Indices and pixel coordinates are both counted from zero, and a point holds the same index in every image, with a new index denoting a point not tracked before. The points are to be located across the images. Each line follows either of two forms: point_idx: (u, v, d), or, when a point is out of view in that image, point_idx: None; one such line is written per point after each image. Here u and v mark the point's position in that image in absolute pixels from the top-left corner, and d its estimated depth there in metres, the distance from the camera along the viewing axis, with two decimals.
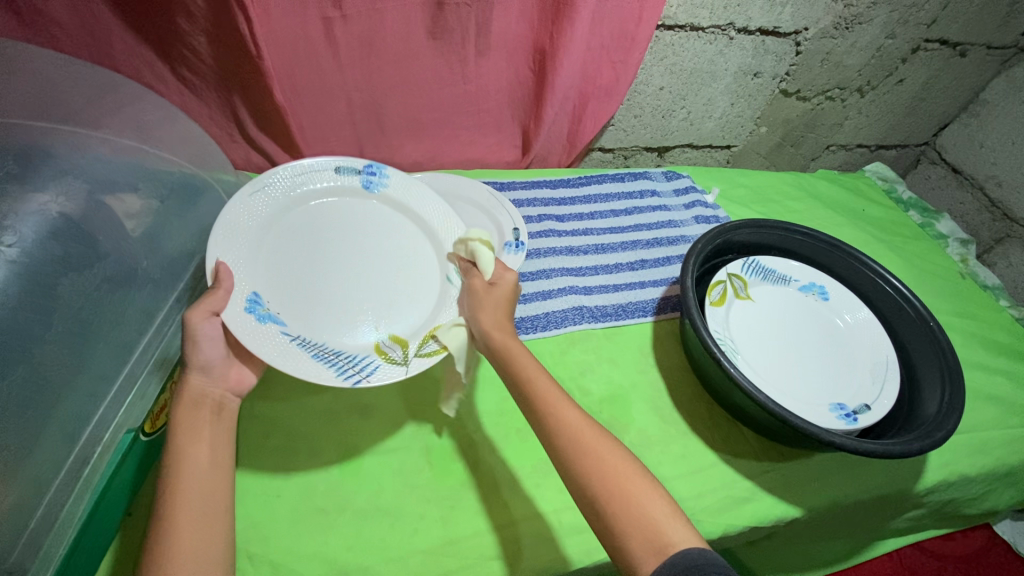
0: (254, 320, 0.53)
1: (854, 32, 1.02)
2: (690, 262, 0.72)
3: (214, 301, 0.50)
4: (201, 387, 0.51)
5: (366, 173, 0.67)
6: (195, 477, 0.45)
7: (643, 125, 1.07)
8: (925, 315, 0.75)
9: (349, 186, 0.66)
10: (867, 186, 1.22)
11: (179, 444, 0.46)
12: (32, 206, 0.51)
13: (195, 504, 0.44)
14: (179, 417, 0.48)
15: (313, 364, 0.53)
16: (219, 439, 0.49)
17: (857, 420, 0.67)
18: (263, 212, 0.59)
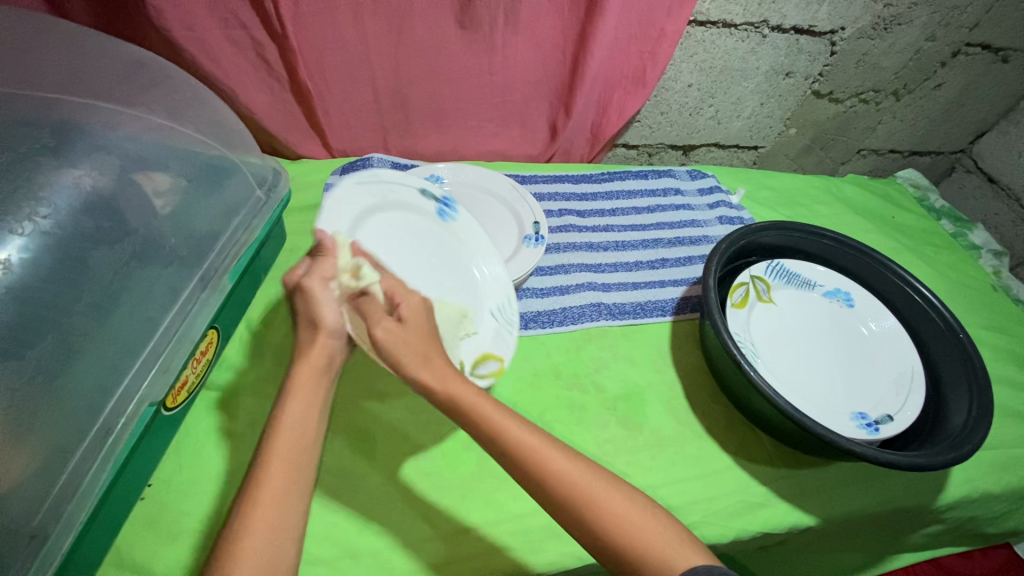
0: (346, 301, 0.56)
1: (892, 33, 0.99)
2: (713, 262, 0.71)
3: (326, 267, 0.54)
4: (328, 349, 0.53)
5: (442, 203, 0.72)
6: (292, 449, 0.47)
7: (669, 122, 1.05)
8: (955, 326, 0.72)
9: (425, 206, 0.70)
10: (898, 193, 1.19)
11: (292, 409, 0.49)
12: (65, 179, 0.51)
13: (284, 474, 0.45)
14: (300, 379, 0.51)
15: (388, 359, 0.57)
16: (324, 412, 0.50)
17: (880, 430, 0.66)
18: (357, 203, 0.63)
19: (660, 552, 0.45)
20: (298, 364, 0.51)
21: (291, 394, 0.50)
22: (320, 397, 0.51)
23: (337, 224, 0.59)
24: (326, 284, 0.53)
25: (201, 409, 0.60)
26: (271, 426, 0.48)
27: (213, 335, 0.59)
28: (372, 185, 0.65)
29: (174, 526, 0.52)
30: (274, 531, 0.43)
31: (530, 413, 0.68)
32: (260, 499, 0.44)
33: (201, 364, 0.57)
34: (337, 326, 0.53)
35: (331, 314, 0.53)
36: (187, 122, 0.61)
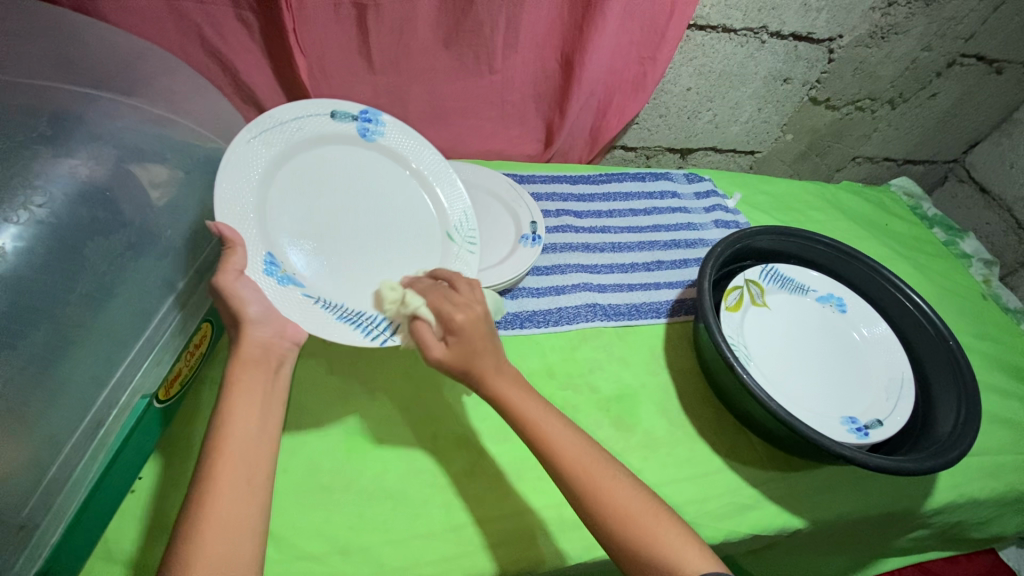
0: (274, 283, 0.57)
1: (889, 42, 1.00)
2: (708, 265, 0.72)
3: (237, 259, 0.53)
4: (262, 342, 0.54)
5: (363, 121, 0.68)
6: (239, 444, 0.47)
7: (667, 125, 1.06)
8: (945, 334, 0.73)
9: (345, 133, 0.67)
10: (891, 201, 1.20)
11: (234, 406, 0.49)
12: (61, 168, 0.51)
13: (235, 468, 0.46)
14: (237, 375, 0.51)
15: (340, 326, 0.59)
16: (266, 406, 0.51)
17: (869, 435, 0.66)
18: (261, 160, 0.59)
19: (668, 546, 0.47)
20: (235, 362, 0.52)
21: (234, 387, 0.51)
22: (265, 390, 0.52)
23: (239, 202, 0.57)
24: (240, 276, 0.53)
25: (194, 401, 0.60)
26: (217, 421, 0.48)
27: (207, 329, 0.58)
28: (271, 133, 0.60)
29: (164, 519, 0.51)
30: (227, 528, 0.43)
31: None
32: (214, 494, 0.44)
33: (193, 357, 0.56)
34: (260, 318, 0.54)
35: (256, 307, 0.54)
36: (184, 113, 0.60)
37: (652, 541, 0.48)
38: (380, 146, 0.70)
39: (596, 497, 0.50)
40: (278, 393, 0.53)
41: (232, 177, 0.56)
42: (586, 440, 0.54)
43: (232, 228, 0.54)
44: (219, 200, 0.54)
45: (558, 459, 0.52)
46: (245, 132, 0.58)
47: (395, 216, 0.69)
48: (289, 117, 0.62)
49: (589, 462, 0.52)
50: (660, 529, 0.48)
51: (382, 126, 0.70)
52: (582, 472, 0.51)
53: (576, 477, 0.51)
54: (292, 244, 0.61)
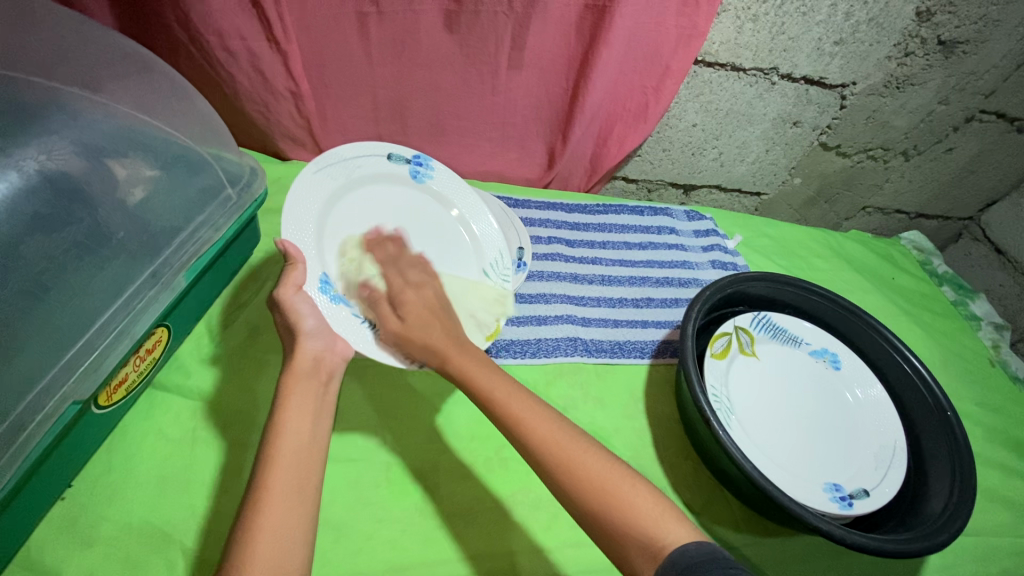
0: (327, 300, 0.58)
1: (905, 92, 0.97)
2: (693, 310, 0.68)
3: (296, 276, 0.55)
4: (316, 354, 0.55)
5: (415, 163, 0.72)
6: (292, 449, 0.48)
7: (670, 160, 1.04)
8: (943, 403, 0.69)
9: (403, 174, 0.70)
10: (900, 254, 1.16)
11: (286, 415, 0.49)
12: (9, 164, 0.50)
13: (289, 475, 0.46)
14: (291, 384, 0.52)
15: (387, 347, 0.59)
16: (320, 413, 0.51)
17: (853, 506, 0.62)
18: (322, 191, 0.62)
19: (645, 521, 0.45)
20: (287, 373, 0.53)
21: (290, 394, 0.51)
22: (318, 398, 0.52)
23: (300, 226, 0.59)
24: (297, 291, 0.55)
25: (144, 409, 0.59)
26: (269, 430, 0.49)
27: (163, 332, 0.58)
28: (334, 168, 0.63)
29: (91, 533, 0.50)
30: (282, 532, 0.43)
31: (486, 449, 0.65)
32: (267, 499, 0.44)
33: (144, 361, 0.56)
34: (317, 330, 0.55)
35: (313, 321, 0.56)
36: (165, 115, 0.60)
37: (627, 511, 0.45)
38: (431, 187, 0.72)
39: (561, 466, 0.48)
40: (330, 401, 0.54)
41: (297, 205, 0.59)
42: (553, 413, 0.52)
43: (295, 248, 0.56)
44: (285, 223, 0.57)
45: (522, 427, 0.50)
46: (310, 165, 0.61)
47: (445, 251, 0.70)
48: (351, 155, 0.65)
49: (554, 432, 0.50)
50: (641, 499, 0.46)
51: (431, 168, 0.73)
52: (549, 447, 0.49)
53: (539, 445, 0.49)
54: (346, 270, 0.61)
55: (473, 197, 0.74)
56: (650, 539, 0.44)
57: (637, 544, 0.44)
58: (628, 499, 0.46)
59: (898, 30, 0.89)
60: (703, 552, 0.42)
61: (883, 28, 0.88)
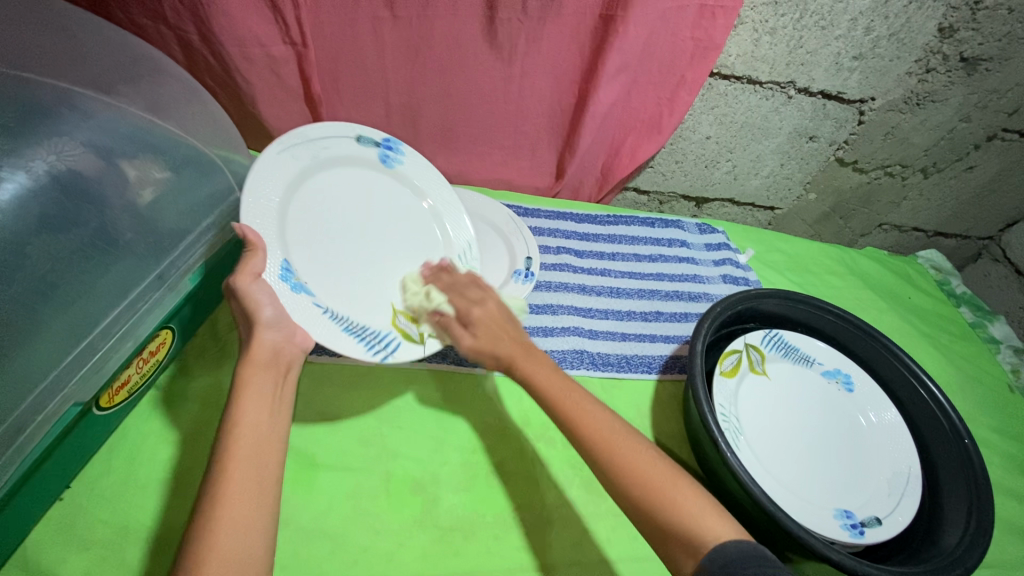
0: (288, 288, 0.56)
1: (925, 109, 0.96)
2: (703, 326, 0.67)
3: (255, 263, 0.53)
4: (274, 345, 0.54)
5: (384, 148, 0.70)
6: (250, 444, 0.47)
7: (683, 172, 1.02)
8: (961, 430, 0.67)
9: (369, 158, 0.69)
10: (917, 273, 1.13)
11: (244, 409, 0.49)
12: (20, 163, 0.48)
13: (247, 472, 0.46)
14: (248, 375, 0.51)
15: (345, 337, 0.58)
16: (276, 407, 0.51)
17: (865, 535, 0.60)
18: (287, 170, 0.59)
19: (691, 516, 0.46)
20: (244, 362, 0.52)
21: (247, 387, 0.50)
22: (275, 392, 0.52)
23: (263, 204, 0.56)
24: (255, 279, 0.53)
25: (146, 411, 0.59)
26: (227, 423, 0.48)
27: (167, 334, 0.58)
28: (297, 147, 0.60)
29: (88, 534, 0.50)
30: (241, 530, 0.43)
31: (487, 461, 0.64)
32: (226, 492, 0.44)
33: (148, 363, 0.56)
34: (277, 320, 0.54)
35: (271, 310, 0.54)
36: (176, 118, 0.60)
37: (670, 508, 0.47)
38: (397, 173, 0.71)
39: (615, 464, 0.49)
40: (286, 393, 0.53)
41: (257, 185, 0.55)
42: (611, 416, 0.53)
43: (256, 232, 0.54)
44: (246, 204, 0.54)
45: (577, 420, 0.52)
46: (275, 143, 0.58)
47: (413, 242, 0.69)
48: (315, 134, 0.63)
49: (612, 433, 0.51)
50: (684, 499, 0.47)
51: (400, 155, 0.71)
52: (603, 441, 0.50)
53: (595, 435, 0.51)
54: (309, 253, 0.60)
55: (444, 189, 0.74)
56: (696, 536, 0.45)
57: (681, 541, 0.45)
58: (674, 497, 0.47)
59: (919, 46, 0.87)
60: (744, 549, 0.44)
61: (905, 44, 0.86)
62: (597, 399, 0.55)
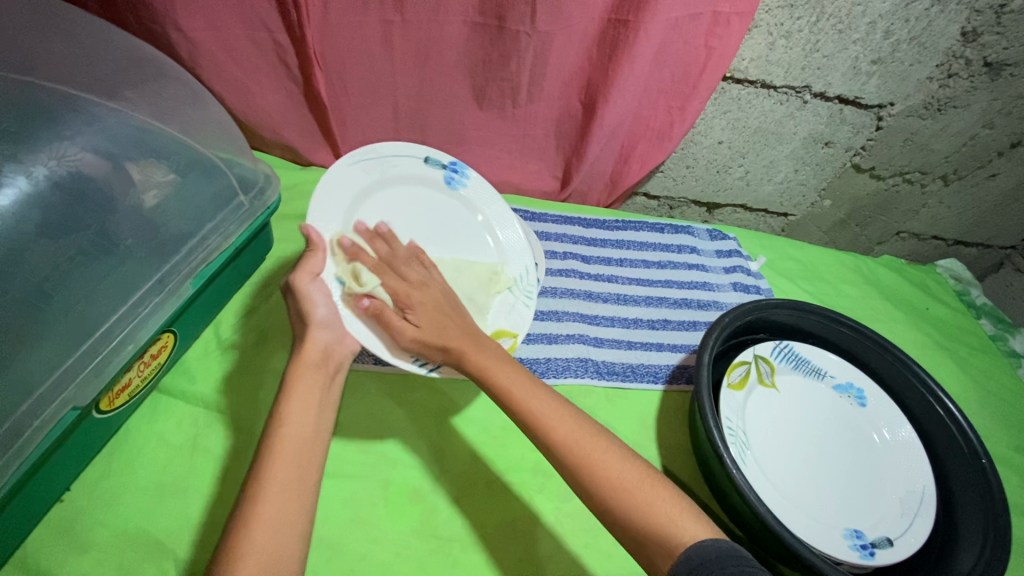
0: (345, 287, 0.58)
1: (946, 115, 0.93)
2: (710, 337, 0.66)
3: (313, 262, 0.56)
4: (323, 345, 0.55)
5: (451, 169, 0.71)
6: (294, 442, 0.49)
7: (694, 177, 1.01)
8: (979, 450, 0.64)
9: (431, 176, 0.70)
10: (935, 283, 1.10)
11: (292, 410, 0.51)
12: (20, 170, 0.49)
13: (288, 470, 0.47)
14: (295, 377, 0.53)
15: (390, 344, 0.57)
16: (322, 407, 0.52)
17: (875, 556, 0.59)
18: (354, 180, 0.63)
19: (666, 521, 0.44)
20: (295, 362, 0.54)
21: (294, 389, 0.52)
22: (321, 395, 0.53)
23: (329, 213, 0.60)
24: (313, 279, 0.56)
25: (147, 414, 0.59)
26: (273, 423, 0.50)
27: (169, 338, 0.58)
28: (369, 162, 0.65)
29: (87, 537, 0.50)
30: (279, 528, 0.44)
31: (488, 470, 0.63)
32: (265, 497, 0.45)
33: (149, 367, 0.56)
34: (327, 320, 0.56)
35: (323, 308, 0.56)
36: (181, 122, 0.60)
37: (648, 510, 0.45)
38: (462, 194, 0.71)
39: (593, 471, 0.47)
40: (331, 394, 0.54)
41: (320, 198, 0.59)
42: (577, 414, 0.51)
43: (318, 233, 0.57)
44: (310, 211, 0.59)
45: (548, 429, 0.49)
46: (348, 156, 0.63)
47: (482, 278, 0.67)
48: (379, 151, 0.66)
49: (581, 432, 0.49)
50: (660, 500, 0.45)
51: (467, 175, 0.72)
52: (574, 449, 0.48)
53: (567, 445, 0.48)
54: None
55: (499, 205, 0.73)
56: (672, 536, 0.43)
57: (656, 543, 0.44)
58: (649, 501, 0.45)
59: (941, 50, 0.84)
60: (722, 547, 0.42)
61: (925, 48, 0.84)
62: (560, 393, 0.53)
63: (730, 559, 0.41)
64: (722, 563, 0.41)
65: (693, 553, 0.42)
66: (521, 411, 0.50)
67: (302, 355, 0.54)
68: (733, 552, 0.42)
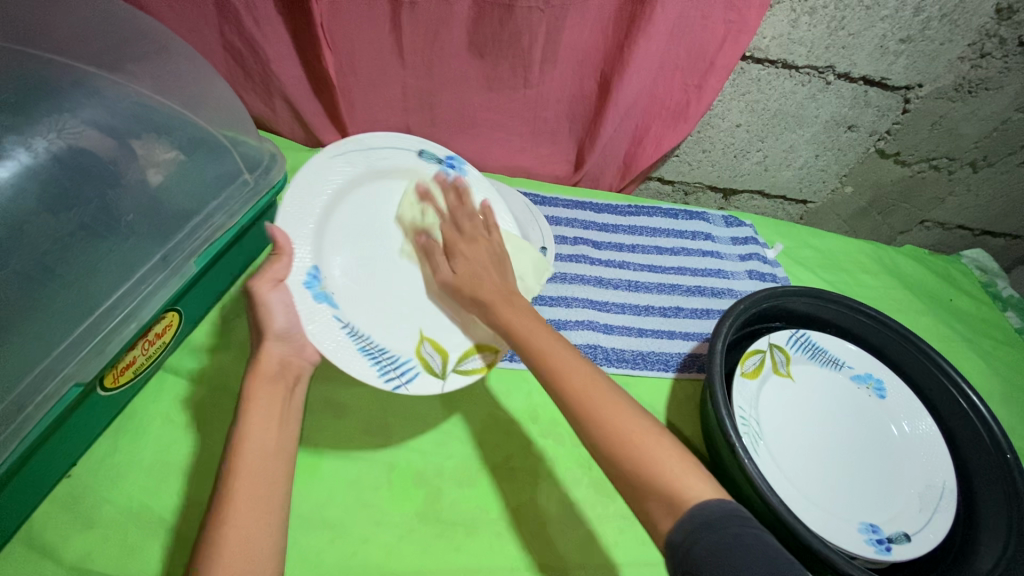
0: (310, 297, 0.56)
1: (977, 97, 0.89)
2: (724, 324, 0.64)
3: (277, 268, 0.54)
4: (279, 354, 0.54)
5: (445, 164, 0.69)
6: (256, 461, 0.48)
7: (710, 162, 0.98)
8: (1003, 445, 0.62)
9: (424, 173, 0.67)
10: (960, 275, 1.06)
11: (255, 423, 0.50)
12: (20, 142, 0.50)
13: (253, 490, 0.46)
14: (254, 390, 0.51)
15: (357, 358, 0.55)
16: (284, 422, 0.51)
17: (891, 552, 0.57)
18: (340, 176, 0.61)
19: (671, 476, 0.43)
20: (251, 375, 0.52)
21: (252, 403, 0.50)
22: (282, 408, 0.52)
23: (307, 204, 0.58)
24: (275, 286, 0.54)
25: (154, 392, 0.59)
26: (231, 441, 0.48)
27: (174, 317, 0.57)
28: (353, 155, 0.62)
29: (92, 512, 0.51)
30: (246, 552, 0.43)
31: (495, 455, 0.62)
32: (232, 517, 0.44)
33: (153, 346, 0.55)
34: (285, 331, 0.54)
35: (283, 318, 0.54)
36: (185, 99, 0.60)
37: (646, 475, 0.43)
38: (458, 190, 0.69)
39: (604, 434, 0.45)
40: (295, 406, 0.54)
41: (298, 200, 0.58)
42: (593, 369, 0.50)
43: (285, 234, 0.55)
44: (284, 204, 0.57)
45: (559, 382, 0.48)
46: (333, 146, 0.60)
47: None
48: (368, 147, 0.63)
49: (591, 385, 0.48)
50: (666, 457, 0.44)
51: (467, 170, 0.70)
52: (581, 393, 0.47)
53: (576, 397, 0.47)
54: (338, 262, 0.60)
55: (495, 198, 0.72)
56: (677, 492, 0.42)
57: (660, 499, 0.42)
58: (657, 454, 0.44)
59: (974, 29, 0.80)
60: (725, 508, 0.40)
61: (958, 26, 0.80)
62: (578, 352, 0.52)
63: (734, 520, 0.39)
64: (727, 522, 0.39)
65: (695, 511, 0.40)
66: (538, 366, 0.50)
67: (260, 368, 0.53)
68: (740, 514, 0.40)
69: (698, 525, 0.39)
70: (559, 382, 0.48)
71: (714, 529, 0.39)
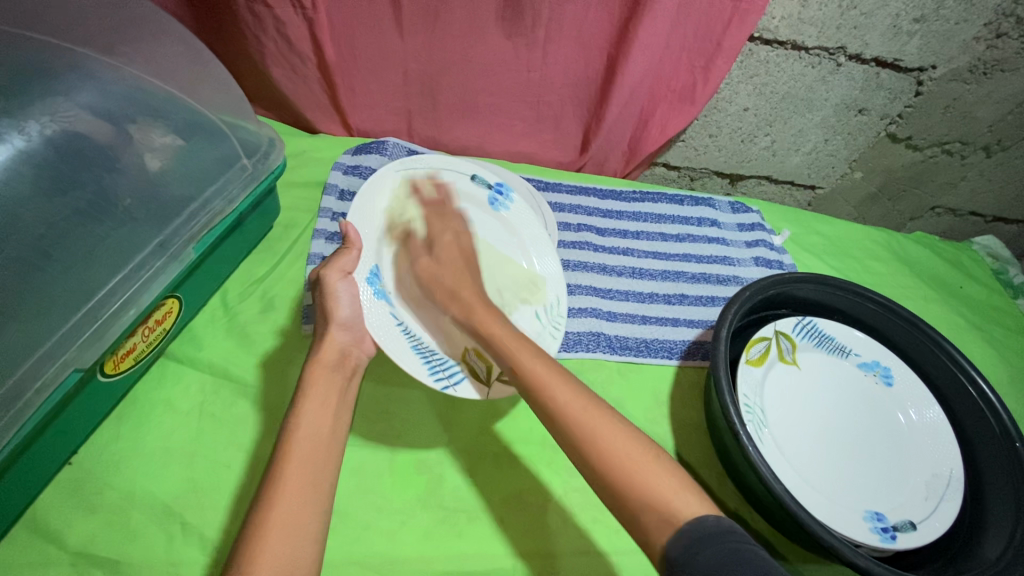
0: (371, 294, 0.57)
1: (992, 79, 0.86)
2: (729, 311, 0.63)
3: (346, 261, 0.55)
4: (340, 344, 0.54)
5: (495, 190, 0.68)
6: (311, 446, 0.47)
7: (717, 147, 0.96)
8: (1013, 434, 0.61)
9: (477, 195, 0.67)
10: (971, 261, 1.04)
11: (307, 408, 0.49)
12: (12, 126, 0.49)
13: (300, 474, 0.46)
14: (314, 376, 0.52)
15: (411, 356, 0.56)
16: (339, 410, 0.51)
17: (896, 540, 0.56)
18: (401, 189, 0.62)
19: (659, 490, 0.42)
20: (313, 363, 0.53)
21: (309, 393, 0.51)
22: (338, 398, 0.52)
23: (369, 214, 0.59)
24: (343, 277, 0.55)
25: (155, 379, 0.59)
26: (289, 422, 0.49)
27: (174, 304, 0.57)
28: (414, 171, 0.63)
29: (95, 497, 0.51)
30: (293, 532, 0.43)
31: (498, 442, 0.62)
32: (277, 497, 0.44)
33: (154, 332, 0.55)
34: (350, 321, 0.55)
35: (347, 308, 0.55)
36: (182, 82, 0.59)
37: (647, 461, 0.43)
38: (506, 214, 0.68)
39: (593, 454, 0.44)
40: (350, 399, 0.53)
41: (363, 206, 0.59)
42: (582, 389, 0.49)
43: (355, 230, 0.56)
44: (354, 208, 0.58)
45: (547, 400, 0.48)
46: (394, 163, 0.62)
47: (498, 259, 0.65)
48: (426, 167, 0.64)
49: (577, 404, 0.47)
50: (659, 475, 0.43)
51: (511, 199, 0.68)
52: (571, 414, 0.47)
53: (561, 413, 0.47)
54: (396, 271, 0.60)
55: (540, 231, 0.68)
56: (667, 507, 0.41)
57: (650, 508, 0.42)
58: (648, 473, 0.43)
59: (990, 8, 0.78)
60: (720, 524, 0.40)
61: (974, 5, 0.77)
62: (564, 368, 0.51)
63: (732, 535, 0.39)
64: (724, 538, 0.39)
65: (691, 527, 0.40)
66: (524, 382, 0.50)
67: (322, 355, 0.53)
68: (735, 530, 0.40)
69: (693, 540, 0.39)
70: (547, 402, 0.48)
71: (710, 545, 0.38)
